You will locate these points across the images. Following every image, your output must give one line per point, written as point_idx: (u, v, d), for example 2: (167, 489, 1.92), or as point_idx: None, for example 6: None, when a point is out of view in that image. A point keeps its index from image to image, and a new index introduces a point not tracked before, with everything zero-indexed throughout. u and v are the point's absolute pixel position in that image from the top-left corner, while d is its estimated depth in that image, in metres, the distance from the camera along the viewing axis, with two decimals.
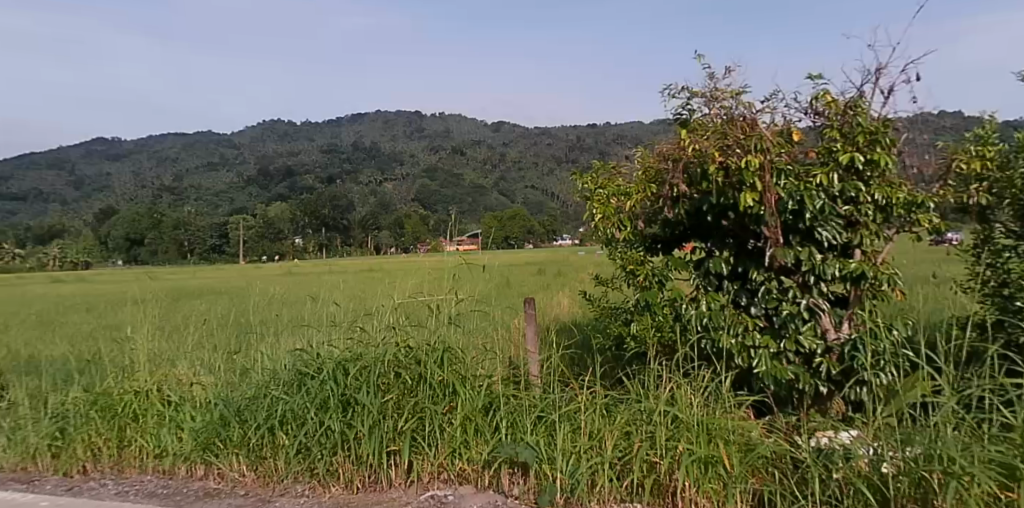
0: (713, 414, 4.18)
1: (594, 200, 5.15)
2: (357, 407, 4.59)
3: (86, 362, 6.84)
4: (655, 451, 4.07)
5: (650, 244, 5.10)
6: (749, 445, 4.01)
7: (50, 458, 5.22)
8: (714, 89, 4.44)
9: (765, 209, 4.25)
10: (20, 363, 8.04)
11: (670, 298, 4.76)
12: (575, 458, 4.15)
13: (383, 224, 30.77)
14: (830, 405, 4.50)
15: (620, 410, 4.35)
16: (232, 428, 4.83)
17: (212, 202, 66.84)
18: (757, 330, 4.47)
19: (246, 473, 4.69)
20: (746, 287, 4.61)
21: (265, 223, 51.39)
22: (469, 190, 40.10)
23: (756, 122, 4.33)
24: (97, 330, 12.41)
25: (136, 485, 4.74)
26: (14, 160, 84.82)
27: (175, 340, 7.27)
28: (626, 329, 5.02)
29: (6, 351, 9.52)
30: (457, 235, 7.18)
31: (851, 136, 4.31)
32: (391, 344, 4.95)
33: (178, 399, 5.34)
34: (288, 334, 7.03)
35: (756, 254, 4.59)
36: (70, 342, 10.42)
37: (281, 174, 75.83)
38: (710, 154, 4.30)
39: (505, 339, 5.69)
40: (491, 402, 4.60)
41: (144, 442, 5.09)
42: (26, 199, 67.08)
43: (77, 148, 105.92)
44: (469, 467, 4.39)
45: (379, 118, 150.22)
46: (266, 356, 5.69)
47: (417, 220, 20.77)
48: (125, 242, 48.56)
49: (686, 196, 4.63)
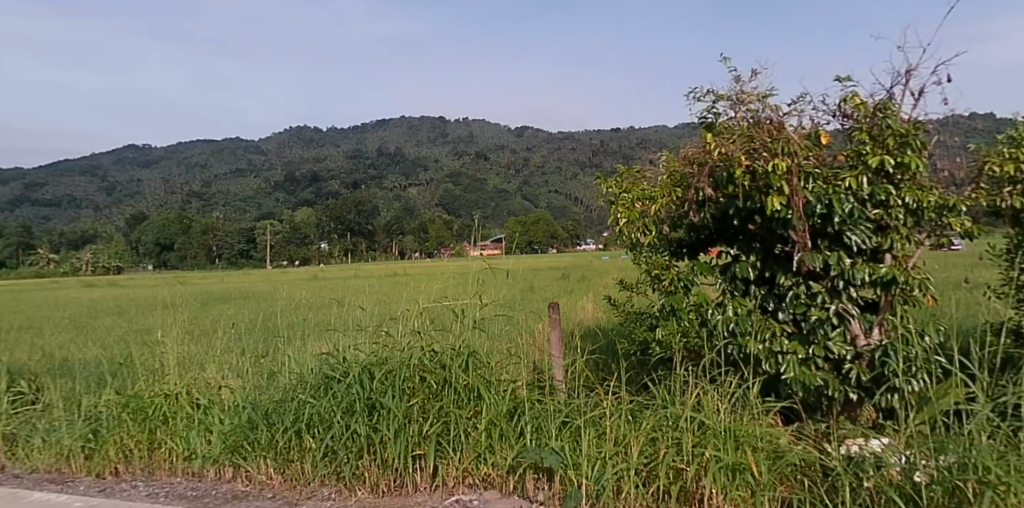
0: (740, 421, 4.14)
1: (619, 205, 5.15)
2: (382, 411, 4.61)
3: (118, 365, 6.99)
4: (681, 457, 4.02)
5: (675, 248, 5.04)
6: (777, 452, 3.97)
7: (83, 459, 5.31)
8: (741, 92, 4.39)
9: (793, 213, 4.20)
10: (57, 366, 8.27)
11: (696, 303, 4.72)
12: (600, 464, 4.13)
13: (408, 229, 30.95)
14: (860, 412, 4.40)
15: (646, 417, 4.33)
16: (260, 431, 4.88)
17: (239, 207, 67.89)
18: (785, 336, 4.40)
19: (272, 476, 4.73)
20: (774, 292, 4.55)
21: (292, 229, 52.09)
22: (492, 195, 40.23)
23: (783, 125, 4.28)
24: (128, 333, 12.70)
25: (167, 487, 4.81)
26: (49, 168, 86.97)
27: (205, 344, 7.40)
28: (651, 334, 4.99)
29: (42, 354, 9.80)
30: (481, 240, 7.22)
31: (881, 138, 4.25)
32: (416, 348, 4.98)
33: (207, 403, 5.42)
34: (315, 338, 7.13)
35: (784, 259, 4.54)
36: (103, 345, 10.67)
37: (307, 180, 76.70)
38: (737, 158, 4.25)
39: (530, 344, 5.69)
40: (516, 407, 4.61)
41: (174, 445, 5.16)
42: (60, 205, 68.80)
43: (108, 155, 108.37)
44: (495, 472, 4.39)
45: (404, 123, 151.27)
46: (293, 360, 5.75)
47: (441, 225, 20.92)
48: (155, 247, 49.66)
49: (712, 200, 4.59)
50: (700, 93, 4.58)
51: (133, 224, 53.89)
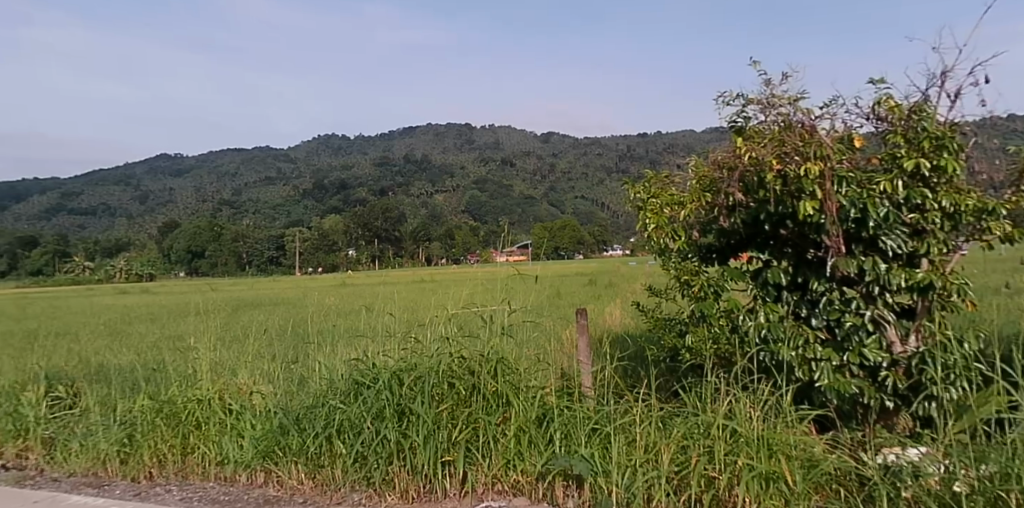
0: (773, 429, 4.07)
1: (647, 209, 5.05)
2: (412, 417, 4.62)
3: (153, 370, 7.11)
4: (713, 465, 3.96)
5: (704, 254, 4.98)
6: (812, 461, 3.89)
7: (119, 464, 5.39)
8: (771, 95, 4.33)
9: (826, 217, 4.13)
10: (93, 371, 8.43)
11: (727, 310, 4.66)
12: (631, 471, 4.09)
13: (435, 235, 31.20)
14: (896, 420, 4.33)
15: (676, 424, 4.28)
16: (291, 436, 4.91)
17: (269, 215, 68.93)
18: (819, 343, 4.32)
19: (304, 481, 4.76)
20: (807, 298, 4.48)
21: (320, 236, 52.68)
22: (518, 201, 40.35)
23: (815, 128, 4.22)
24: (161, 339, 12.96)
25: (200, 491, 4.87)
26: (85, 178, 89.16)
27: (237, 350, 7.51)
28: (681, 340, 4.94)
29: (79, 360, 10.01)
30: (508, 246, 7.19)
31: (916, 141, 4.15)
32: (445, 355, 4.97)
33: (239, 408, 5.47)
34: (345, 345, 7.19)
35: (817, 264, 4.45)
36: (138, 350, 10.89)
37: (334, 187, 77.48)
38: (769, 162, 4.18)
39: (558, 351, 5.67)
40: (545, 413, 4.59)
41: (207, 450, 5.23)
42: (96, 214, 70.45)
43: (141, 165, 110.78)
44: (524, 478, 4.37)
45: (429, 131, 152.15)
46: (324, 366, 5.81)
47: (468, 231, 21.04)
48: (187, 255, 50.53)
49: (743, 205, 4.54)
50: (730, 98, 4.54)
51: (166, 231, 54.95)
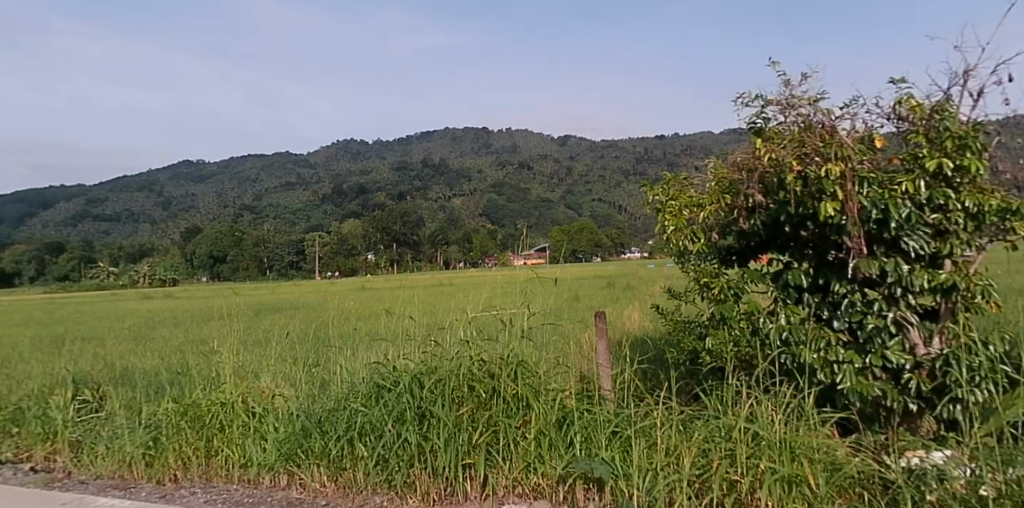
0: (795, 432, 4.05)
1: (666, 212, 4.98)
2: (433, 420, 4.65)
3: (177, 375, 7.21)
4: (735, 468, 3.95)
5: (724, 256, 4.95)
6: (835, 464, 3.87)
7: (144, 466, 5.47)
8: (791, 96, 4.32)
9: (847, 218, 4.10)
10: (119, 375, 8.59)
11: (747, 312, 4.62)
12: (652, 475, 4.08)
13: (453, 239, 31.32)
14: (920, 423, 4.28)
15: (696, 427, 4.27)
16: (314, 439, 4.96)
17: (289, 220, 69.69)
18: (840, 345, 4.29)
19: (326, 483, 4.81)
20: (828, 300, 4.45)
21: (339, 240, 53.18)
22: (536, 204, 40.38)
23: (835, 129, 4.19)
24: (184, 343, 13.13)
25: (224, 493, 4.93)
26: (109, 184, 90.75)
27: (259, 354, 7.60)
28: (701, 343, 4.91)
29: (104, 364, 10.19)
30: (526, 249, 7.22)
31: (938, 141, 4.11)
32: (464, 357, 4.99)
33: (262, 411, 5.54)
34: (365, 348, 7.26)
35: (838, 266, 4.42)
36: (162, 354, 11.08)
37: (353, 191, 78.09)
38: (789, 163, 4.17)
39: (577, 354, 5.67)
40: (565, 416, 4.60)
41: (230, 452, 5.29)
42: (120, 221, 71.61)
43: (163, 172, 112.36)
44: (545, 481, 4.38)
45: (446, 135, 152.76)
46: (345, 370, 5.87)
47: (485, 235, 21.11)
48: (209, 259, 51.16)
49: (763, 206, 4.51)
50: (748, 99, 4.52)
51: (187, 236, 55.68)
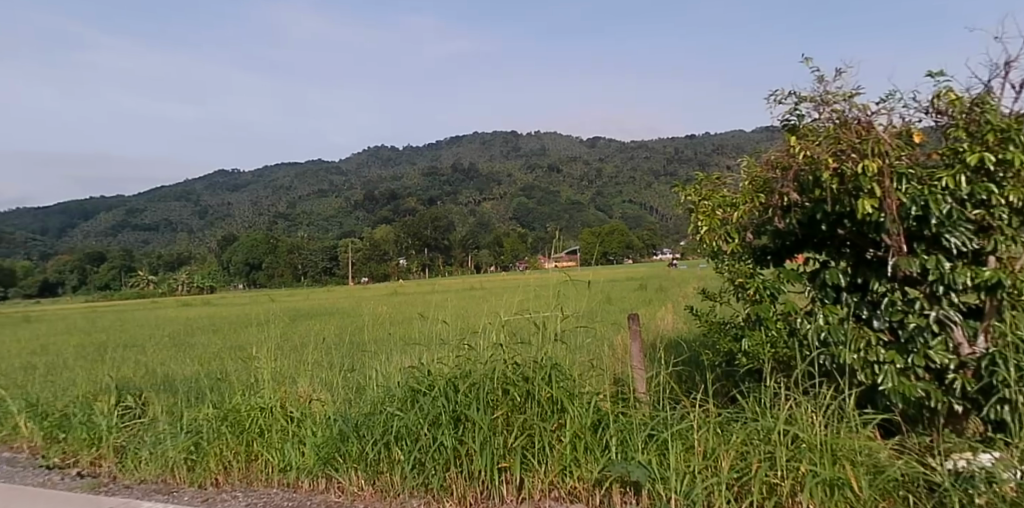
0: (835, 434, 3.99)
1: (699, 212, 4.92)
2: (468, 423, 4.67)
3: (216, 382, 7.35)
4: (775, 471, 3.91)
5: (759, 255, 4.85)
6: (878, 467, 3.81)
7: (186, 471, 5.57)
8: (826, 92, 4.26)
9: (885, 216, 4.03)
10: (160, 381, 8.80)
11: (784, 312, 4.56)
12: (690, 478, 4.05)
13: (484, 243, 31.46)
14: (966, 425, 4.16)
15: (735, 430, 4.21)
16: (351, 443, 5.00)
17: (321, 227, 70.78)
18: (881, 345, 4.20)
19: (364, 487, 4.86)
20: (867, 299, 4.36)
21: (371, 246, 53.78)
22: (567, 206, 40.33)
23: (872, 125, 4.12)
24: (223, 350, 13.39)
25: (264, 497, 5.01)
26: (147, 195, 93.02)
27: (296, 359, 7.73)
28: (736, 345, 4.83)
29: (146, 371, 10.44)
30: (557, 252, 7.21)
31: (979, 135, 4.01)
32: (499, 361, 5.00)
33: (300, 415, 5.62)
34: (399, 353, 7.33)
35: (877, 264, 4.34)
36: (200, 360, 11.33)
37: (384, 197, 78.89)
38: (824, 161, 4.10)
39: (612, 356, 5.65)
40: (600, 419, 4.58)
41: (270, 457, 5.38)
42: (158, 231, 73.34)
43: (199, 182, 114.85)
44: (581, 485, 4.38)
45: (474, 139, 153.44)
46: (380, 375, 5.93)
47: (516, 239, 21.15)
48: (245, 267, 52.11)
49: (798, 205, 4.44)
50: (781, 96, 4.46)
51: (223, 244, 56.77)
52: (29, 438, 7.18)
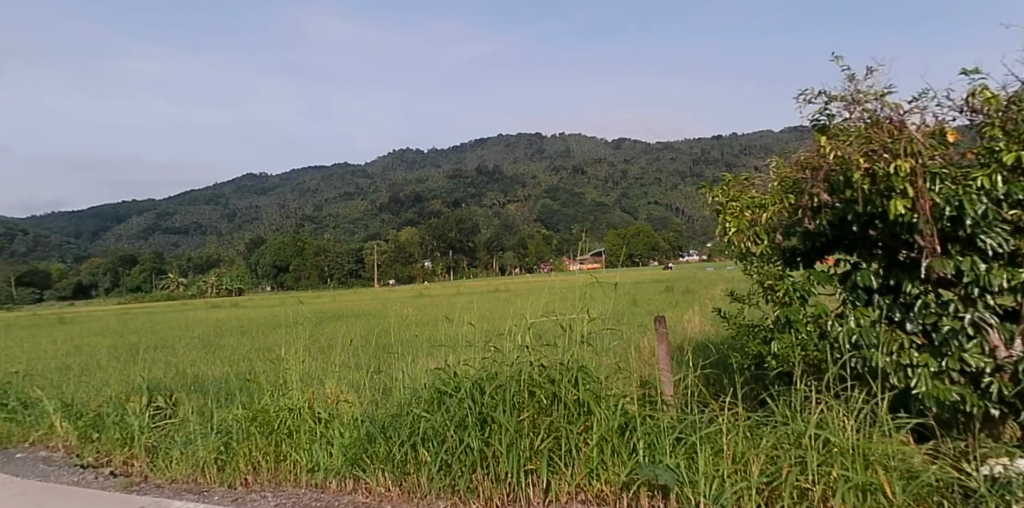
0: (867, 439, 3.92)
1: (727, 213, 4.88)
2: (494, 425, 4.67)
3: (245, 382, 7.45)
4: (806, 476, 3.85)
5: (789, 257, 4.78)
6: (912, 472, 3.74)
7: (216, 470, 5.63)
8: (856, 92, 4.20)
9: (918, 217, 3.95)
10: (191, 382, 8.94)
11: (814, 315, 4.50)
12: (719, 483, 4.01)
13: (509, 245, 31.50)
14: (1002, 430, 4.06)
15: (765, 433, 4.15)
16: (378, 444, 5.03)
17: (348, 230, 71.38)
18: (914, 348, 4.11)
19: (391, 488, 4.87)
20: (900, 301, 4.27)
21: (397, 248, 54.11)
22: (592, 208, 40.24)
23: (904, 124, 4.04)
24: (250, 351, 13.57)
25: (293, 497, 5.05)
26: (178, 199, 94.84)
27: (323, 360, 7.81)
28: (765, 348, 4.76)
29: (177, 371, 10.62)
30: (582, 254, 7.19)
31: (1016, 133, 3.90)
32: (525, 363, 4.99)
33: (328, 416, 5.66)
34: (425, 355, 7.37)
35: (910, 265, 4.25)
36: (229, 361, 11.50)
37: (409, 200, 79.38)
38: (855, 161, 4.04)
39: (638, 359, 5.62)
40: (627, 422, 4.55)
41: (299, 457, 5.42)
42: (188, 234, 74.61)
43: (228, 186, 116.72)
44: (608, 488, 4.34)
45: (498, 142, 153.88)
46: (407, 376, 5.96)
47: (541, 242, 21.13)
48: (273, 269, 52.67)
49: (829, 205, 4.38)
50: (811, 96, 4.40)
51: (252, 247, 57.54)
52: (64, 437, 7.34)
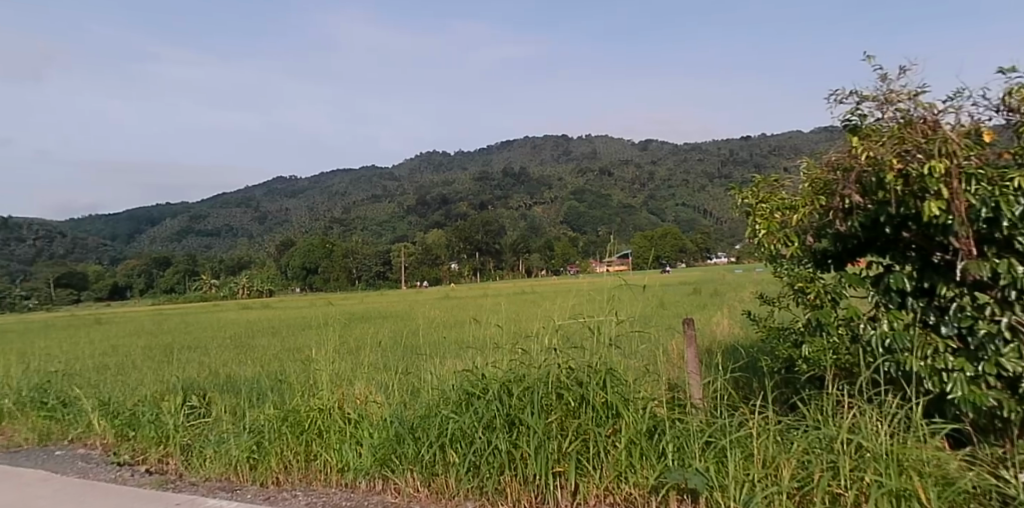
0: (901, 444, 3.85)
1: (756, 215, 4.82)
2: (522, 427, 4.69)
3: (277, 383, 7.57)
4: (838, 481, 3.81)
5: (820, 259, 4.73)
6: (947, 479, 3.68)
7: (248, 469, 5.71)
8: (889, 91, 4.14)
9: (953, 218, 3.87)
10: (223, 382, 9.11)
11: (846, 318, 4.45)
12: (749, 487, 3.96)
13: (535, 247, 31.62)
14: None
15: (796, 438, 4.11)
16: (407, 445, 5.08)
17: (375, 231, 72.08)
18: (950, 352, 4.03)
19: (419, 489, 4.89)
20: (935, 304, 4.21)
21: (424, 250, 54.57)
22: (619, 209, 40.15)
23: (938, 124, 3.98)
24: (280, 352, 13.80)
25: (324, 496, 5.11)
26: (210, 202, 96.70)
27: (353, 361, 7.91)
28: (796, 351, 4.71)
29: (211, 371, 10.84)
30: (609, 256, 7.17)
31: None
32: (553, 365, 5.01)
33: (358, 417, 5.73)
34: (454, 357, 7.43)
35: (945, 268, 4.17)
36: (260, 361, 11.70)
37: (435, 203, 79.88)
38: (888, 162, 3.98)
39: (667, 362, 5.61)
40: (656, 426, 4.54)
41: (329, 457, 5.48)
42: (220, 236, 76.02)
43: (257, 189, 118.57)
44: (637, 491, 4.32)
45: (524, 144, 154.14)
46: (434, 378, 6.02)
47: (567, 244, 21.15)
48: (302, 271, 53.38)
49: (861, 208, 4.32)
50: (841, 96, 4.35)
51: (281, 249, 58.37)
52: (102, 435, 7.52)
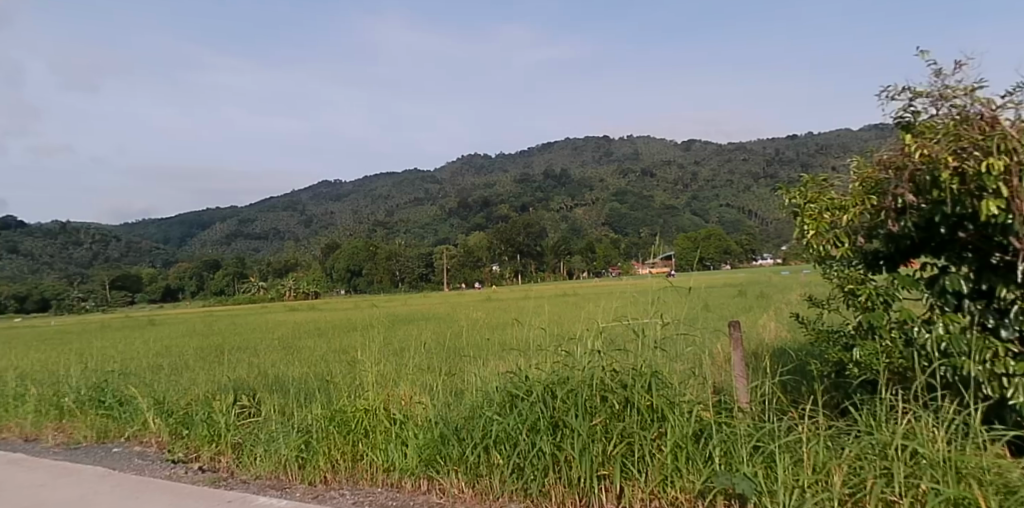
0: (959, 451, 3.72)
1: (804, 215, 4.71)
2: (565, 429, 4.68)
3: (323, 384, 7.70)
4: (892, 488, 3.71)
5: (871, 260, 4.63)
6: (1010, 487, 3.50)
7: (297, 468, 5.82)
8: (943, 87, 4.02)
9: (1014, 217, 3.72)
10: (272, 382, 9.31)
11: (899, 321, 4.35)
12: (798, 493, 3.86)
13: (577, 248, 31.53)
14: None
15: (848, 444, 4.02)
16: (451, 446, 5.12)
17: (418, 234, 72.88)
18: (1010, 356, 3.90)
19: (464, 489, 4.91)
20: (993, 306, 4.08)
21: (465, 252, 55.02)
22: (663, 210, 39.81)
23: (997, 119, 3.82)
24: (326, 352, 14.11)
25: (370, 496, 5.18)
26: (257, 206, 99.10)
27: (397, 362, 8.01)
28: (847, 355, 4.60)
29: (261, 371, 11.11)
30: (652, 258, 7.11)
31: None
32: (597, 367, 5.00)
33: (403, 417, 5.81)
34: (497, 359, 7.46)
35: (1003, 269, 4.03)
36: (307, 362, 11.97)
37: (477, 206, 80.33)
38: (942, 159, 3.86)
39: (712, 365, 5.54)
40: (701, 430, 4.48)
41: (374, 457, 5.57)
42: (267, 239, 77.86)
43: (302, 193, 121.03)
44: (683, 495, 4.28)
45: (564, 145, 153.85)
46: (477, 379, 6.06)
47: (609, 246, 21.05)
48: (347, 273, 54.31)
49: (913, 207, 4.20)
50: (893, 92, 4.23)
51: (326, 252, 59.47)
52: (156, 433, 7.77)
